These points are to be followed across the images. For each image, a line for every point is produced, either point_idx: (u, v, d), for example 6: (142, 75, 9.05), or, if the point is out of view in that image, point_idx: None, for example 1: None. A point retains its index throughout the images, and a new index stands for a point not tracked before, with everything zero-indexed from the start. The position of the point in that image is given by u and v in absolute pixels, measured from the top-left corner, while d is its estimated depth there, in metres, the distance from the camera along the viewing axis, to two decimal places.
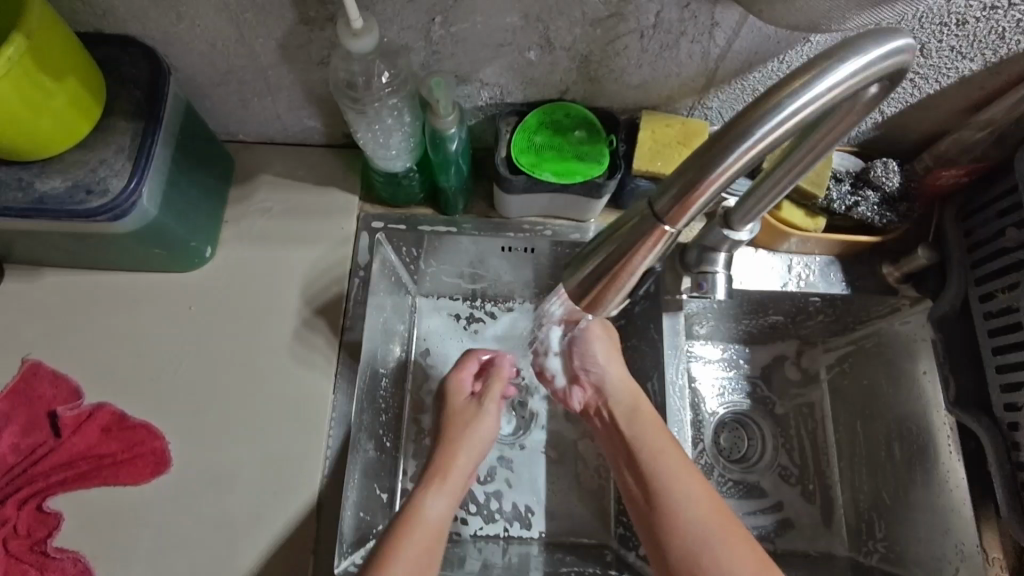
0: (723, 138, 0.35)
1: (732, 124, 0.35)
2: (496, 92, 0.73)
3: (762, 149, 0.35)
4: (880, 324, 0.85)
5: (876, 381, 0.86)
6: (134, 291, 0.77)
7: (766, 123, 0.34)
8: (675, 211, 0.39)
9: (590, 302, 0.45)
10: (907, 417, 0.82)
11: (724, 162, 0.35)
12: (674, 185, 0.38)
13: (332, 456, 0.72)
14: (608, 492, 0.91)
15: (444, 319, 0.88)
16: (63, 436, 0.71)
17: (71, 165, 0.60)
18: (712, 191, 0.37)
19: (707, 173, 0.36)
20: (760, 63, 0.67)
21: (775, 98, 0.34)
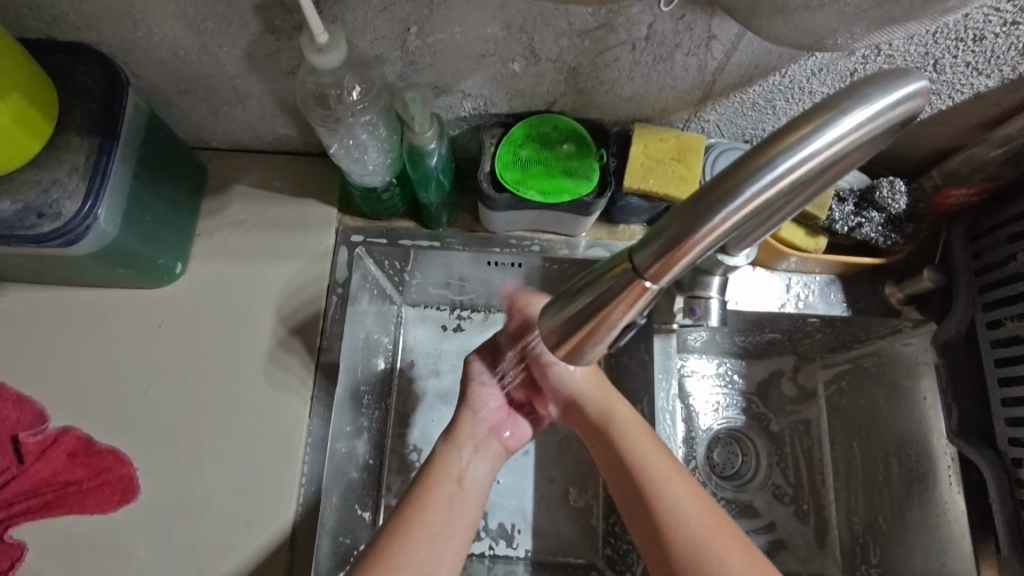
0: (709, 196, 0.32)
1: (717, 182, 0.32)
2: (479, 103, 0.68)
3: (753, 209, 0.32)
4: (880, 345, 0.83)
5: (874, 402, 0.84)
6: (102, 308, 0.74)
7: (756, 182, 0.31)
8: (656, 268, 0.35)
9: (567, 351, 0.43)
10: (907, 440, 0.80)
11: (709, 222, 0.32)
12: (656, 238, 0.34)
13: (307, 484, 0.69)
14: (597, 510, 0.88)
15: (429, 329, 0.84)
16: (26, 463, 0.68)
17: (21, 186, 0.57)
18: (697, 251, 0.33)
19: (690, 234, 0.32)
20: (760, 76, 0.62)
21: (767, 154, 0.30)
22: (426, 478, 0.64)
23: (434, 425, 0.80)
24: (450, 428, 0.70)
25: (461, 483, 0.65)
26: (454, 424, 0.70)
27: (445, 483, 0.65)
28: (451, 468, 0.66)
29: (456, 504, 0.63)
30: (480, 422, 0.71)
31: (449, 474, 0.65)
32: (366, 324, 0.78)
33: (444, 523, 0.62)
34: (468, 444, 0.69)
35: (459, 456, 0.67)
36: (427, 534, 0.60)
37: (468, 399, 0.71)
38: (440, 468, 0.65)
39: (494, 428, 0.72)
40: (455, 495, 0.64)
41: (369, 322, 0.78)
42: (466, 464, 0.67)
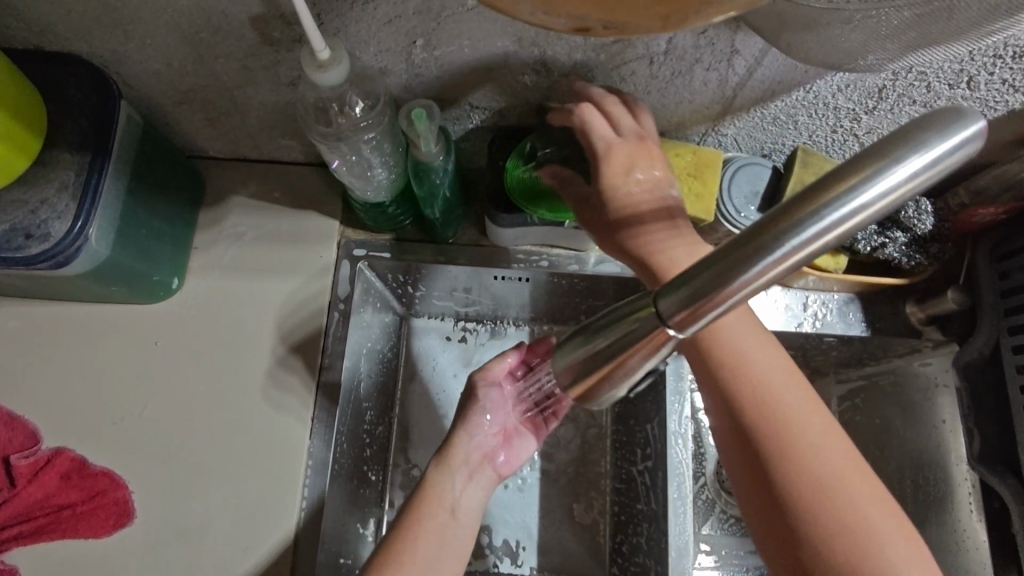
0: (745, 246, 0.29)
1: (756, 231, 0.29)
2: (488, 115, 0.66)
3: (794, 262, 0.29)
4: (898, 364, 0.80)
5: (890, 421, 0.82)
6: (97, 324, 0.72)
7: (799, 234, 0.28)
8: (682, 316, 0.32)
9: (580, 392, 0.41)
10: (924, 462, 0.78)
11: (747, 274, 0.29)
12: (685, 283, 0.32)
13: (307, 507, 0.67)
14: (603, 529, 0.86)
15: (433, 341, 0.83)
16: (18, 486, 0.66)
17: (8, 205, 0.54)
18: (730, 302, 0.31)
19: (724, 285, 0.30)
20: (784, 92, 0.59)
21: (814, 203, 0.27)
22: (416, 508, 0.62)
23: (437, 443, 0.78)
24: (442, 450, 0.67)
25: (454, 513, 0.63)
26: (446, 447, 0.67)
27: (437, 513, 0.62)
28: (442, 496, 0.63)
29: (449, 536, 0.61)
30: (473, 449, 0.68)
31: (442, 503, 0.62)
32: (368, 340, 0.76)
33: (432, 555, 0.59)
34: (461, 470, 0.66)
35: (452, 483, 0.64)
36: (417, 569, 0.58)
37: (465, 422, 0.69)
38: (430, 496, 0.63)
39: (487, 452, 0.69)
40: (447, 526, 0.61)
41: (370, 339, 0.76)
42: (458, 492, 0.64)
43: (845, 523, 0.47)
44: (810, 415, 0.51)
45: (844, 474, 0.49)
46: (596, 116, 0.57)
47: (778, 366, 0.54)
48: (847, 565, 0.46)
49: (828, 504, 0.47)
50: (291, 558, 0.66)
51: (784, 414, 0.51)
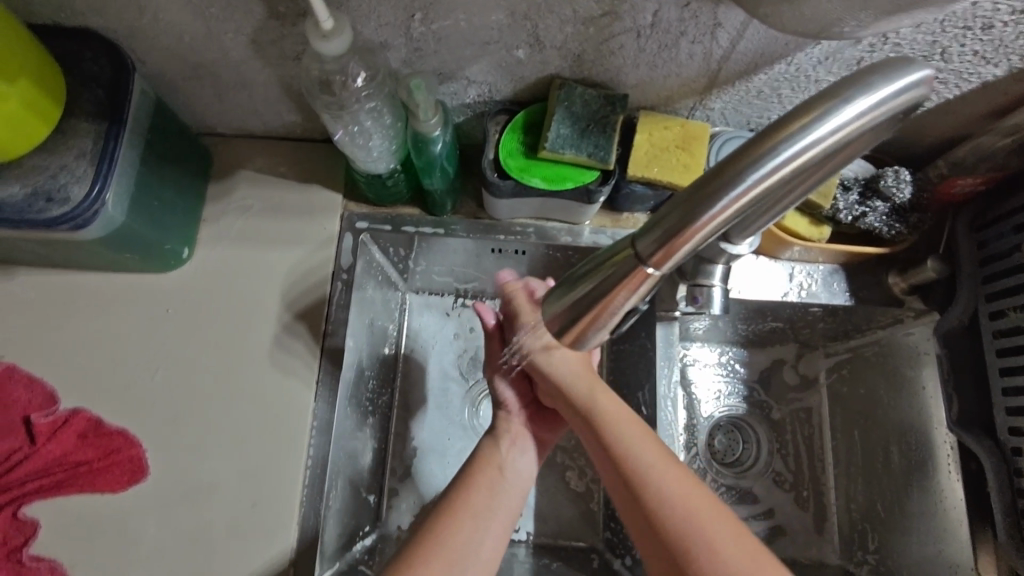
0: (711, 184, 0.33)
1: (718, 172, 0.33)
2: (484, 89, 0.68)
3: (754, 197, 0.33)
4: (882, 334, 0.84)
5: (875, 390, 0.85)
6: (111, 293, 0.75)
7: (756, 171, 0.32)
8: (658, 256, 0.36)
9: (566, 338, 0.43)
10: (908, 429, 0.82)
11: (712, 210, 0.33)
12: (657, 225, 0.35)
13: (312, 468, 0.70)
14: (597, 495, 0.89)
15: (434, 316, 0.86)
16: (38, 443, 0.69)
17: (29, 171, 0.57)
18: (700, 237, 0.34)
19: (692, 221, 0.33)
20: (766, 64, 0.62)
21: (772, 141, 0.31)
22: (468, 468, 0.66)
23: (436, 411, 0.82)
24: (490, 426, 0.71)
25: (503, 472, 0.66)
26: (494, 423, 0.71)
27: (487, 470, 0.65)
28: (490, 457, 0.67)
29: (497, 492, 0.64)
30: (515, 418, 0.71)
31: (491, 461, 0.66)
32: (371, 309, 0.79)
33: (474, 506, 0.62)
34: (507, 437, 0.69)
35: (500, 449, 0.68)
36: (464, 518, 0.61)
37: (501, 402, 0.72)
38: (480, 459, 0.66)
39: (531, 423, 0.72)
40: (497, 483, 0.64)
41: (372, 310, 0.79)
42: (506, 455, 0.68)
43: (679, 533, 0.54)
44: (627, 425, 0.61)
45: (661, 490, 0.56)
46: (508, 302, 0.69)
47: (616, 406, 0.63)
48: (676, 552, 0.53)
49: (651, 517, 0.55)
50: (297, 515, 0.69)
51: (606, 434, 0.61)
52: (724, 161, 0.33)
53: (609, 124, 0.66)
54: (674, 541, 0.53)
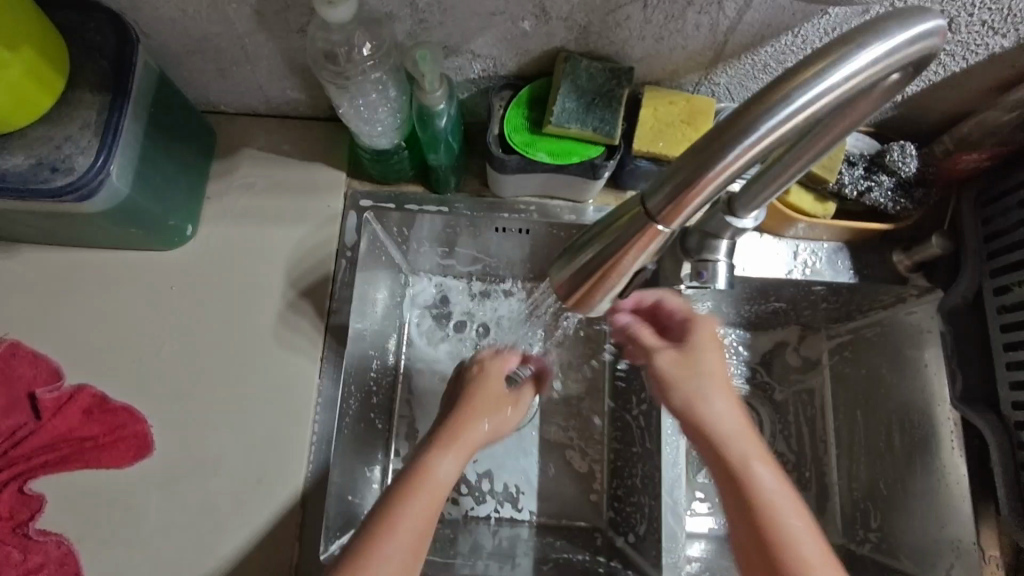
0: (723, 133, 0.33)
1: (732, 120, 0.33)
2: (488, 64, 0.68)
3: (765, 146, 0.33)
4: (883, 315, 0.82)
5: (876, 370, 0.83)
6: (114, 270, 0.75)
7: (772, 117, 0.32)
8: (668, 211, 0.37)
9: (576, 300, 0.44)
10: (910, 408, 0.79)
11: (723, 160, 0.33)
12: (667, 181, 0.36)
13: (316, 445, 0.70)
14: (601, 478, 0.89)
15: (436, 298, 0.87)
16: (44, 418, 0.69)
17: (34, 141, 0.57)
18: (712, 188, 0.35)
19: (704, 171, 0.34)
20: (772, 37, 0.62)
21: (783, 89, 0.32)
22: (408, 481, 0.58)
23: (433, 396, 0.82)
24: (448, 431, 0.64)
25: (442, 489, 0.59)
26: (453, 430, 0.63)
27: (424, 486, 0.58)
28: (433, 477, 0.59)
29: (413, 553, 0.54)
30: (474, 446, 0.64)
31: (432, 480, 0.58)
32: (376, 288, 0.79)
33: (414, 546, 0.55)
34: (458, 448, 0.62)
35: (444, 457, 0.61)
36: (401, 542, 0.54)
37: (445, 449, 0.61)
38: (423, 474, 0.59)
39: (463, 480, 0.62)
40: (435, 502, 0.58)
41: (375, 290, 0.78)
42: (446, 459, 0.61)
43: None
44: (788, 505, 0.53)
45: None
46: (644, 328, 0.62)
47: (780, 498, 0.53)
48: None
49: None
50: (302, 492, 0.69)
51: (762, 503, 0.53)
52: (736, 111, 0.33)
53: (614, 98, 0.66)
54: None
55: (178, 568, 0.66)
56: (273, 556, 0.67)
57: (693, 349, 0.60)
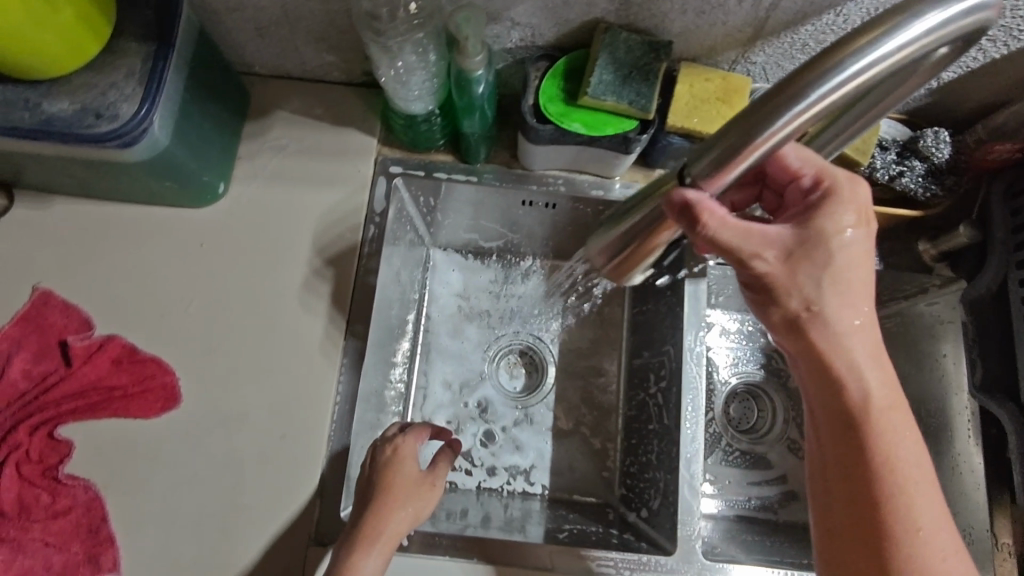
0: (772, 101, 0.34)
1: (781, 89, 0.34)
2: (527, 33, 0.69)
3: (812, 115, 0.34)
4: (903, 305, 0.82)
5: (895, 362, 0.84)
6: (145, 224, 0.76)
7: (823, 85, 0.33)
8: (711, 177, 0.37)
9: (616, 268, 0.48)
10: (926, 400, 0.80)
11: (771, 127, 0.34)
12: (712, 150, 0.37)
13: (341, 404, 0.71)
14: (613, 454, 0.90)
15: (457, 269, 0.95)
16: (73, 365, 0.70)
17: (79, 87, 0.57)
18: (756, 156, 0.36)
19: (751, 139, 0.35)
20: (814, 15, 0.62)
21: (835, 57, 0.33)
22: None
23: (450, 360, 0.91)
24: (362, 530, 0.58)
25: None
26: (371, 525, 0.58)
27: None
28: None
29: None
30: (400, 533, 0.59)
31: None
32: (396, 254, 0.80)
33: None
34: (380, 543, 0.58)
35: (367, 554, 0.57)
36: None
37: (364, 546, 0.57)
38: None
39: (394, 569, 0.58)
40: None
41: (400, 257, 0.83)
42: (370, 551, 0.57)
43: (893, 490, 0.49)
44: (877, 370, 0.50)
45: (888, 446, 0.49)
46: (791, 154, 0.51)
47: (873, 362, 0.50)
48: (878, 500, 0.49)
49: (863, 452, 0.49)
50: (325, 449, 0.69)
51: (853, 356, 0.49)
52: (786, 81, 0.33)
53: (652, 71, 0.66)
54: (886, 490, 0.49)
55: (203, 517, 0.67)
56: (294, 510, 0.68)
57: (839, 227, 0.49)
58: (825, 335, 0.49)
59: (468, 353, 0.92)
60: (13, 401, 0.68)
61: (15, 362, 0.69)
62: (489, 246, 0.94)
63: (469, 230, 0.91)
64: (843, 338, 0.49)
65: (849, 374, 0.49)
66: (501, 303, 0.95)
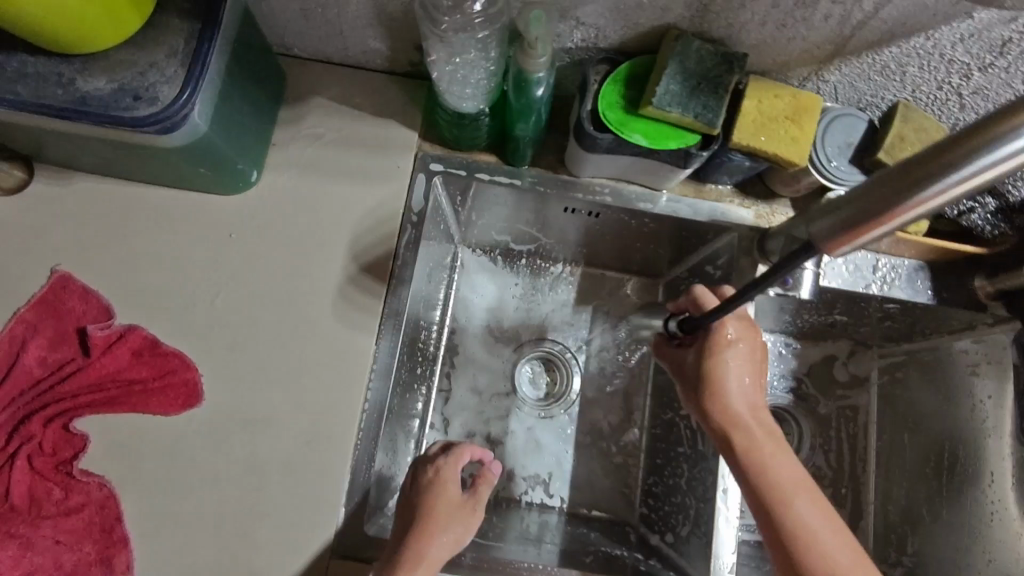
0: (905, 178, 0.40)
1: (914, 165, 0.40)
2: (590, 34, 0.64)
3: (956, 188, 0.39)
4: (941, 341, 0.81)
5: (929, 396, 0.83)
6: (171, 209, 0.72)
7: (973, 163, 0.37)
8: (848, 237, 0.42)
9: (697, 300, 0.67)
10: (956, 436, 0.80)
11: (913, 200, 0.40)
12: (841, 215, 0.43)
13: (370, 411, 0.68)
14: (635, 471, 0.87)
15: (485, 270, 0.91)
16: (92, 356, 0.67)
17: (117, 65, 0.53)
18: (892, 222, 0.41)
19: (885, 208, 0.41)
20: (903, 36, 0.58)
21: (1002, 125, 0.36)
22: None
23: (475, 365, 0.88)
24: (402, 555, 0.58)
25: None
26: (411, 550, 0.58)
27: None
28: None
29: None
30: (439, 559, 0.59)
31: None
32: (427, 253, 0.76)
33: None
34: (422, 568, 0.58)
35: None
36: None
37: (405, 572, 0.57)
38: None
39: None
40: None
41: (428, 256, 0.79)
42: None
43: (804, 545, 0.56)
44: (773, 447, 0.61)
45: (788, 507, 0.58)
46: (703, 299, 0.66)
47: (770, 440, 0.61)
48: (794, 554, 0.56)
49: (771, 513, 0.58)
50: (352, 458, 0.67)
51: (746, 438, 0.61)
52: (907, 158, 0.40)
53: (722, 84, 0.62)
54: (801, 548, 0.56)
55: (222, 522, 0.64)
56: (316, 519, 0.65)
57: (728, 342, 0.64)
58: (724, 425, 0.62)
59: (495, 359, 0.89)
60: (28, 389, 0.66)
61: (30, 349, 0.67)
62: (520, 248, 0.91)
63: (502, 232, 0.87)
64: (741, 440, 0.61)
65: (754, 476, 0.59)
66: (529, 310, 0.91)
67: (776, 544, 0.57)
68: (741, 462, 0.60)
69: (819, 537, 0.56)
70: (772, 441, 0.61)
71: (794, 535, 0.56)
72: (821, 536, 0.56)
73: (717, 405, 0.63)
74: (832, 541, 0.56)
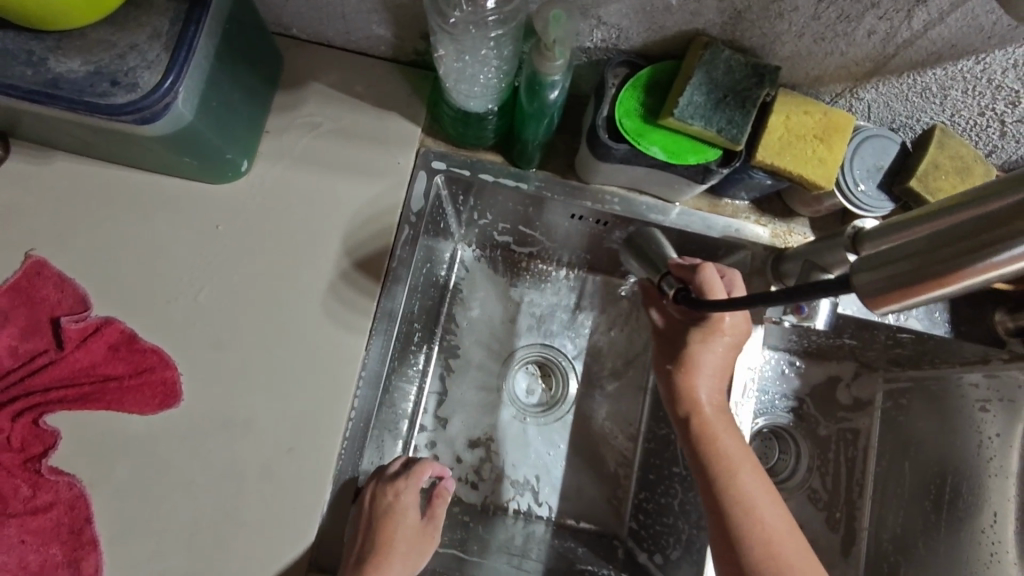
0: (983, 237, 0.35)
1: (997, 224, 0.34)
2: (611, 35, 0.60)
3: None
4: (944, 371, 0.78)
5: (932, 425, 0.78)
6: (154, 195, 0.68)
7: None
8: (899, 293, 0.37)
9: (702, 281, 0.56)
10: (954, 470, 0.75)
11: (985, 262, 0.35)
12: (898, 267, 0.37)
13: (355, 419, 0.65)
14: (627, 484, 0.82)
15: (484, 270, 0.87)
16: (66, 349, 0.63)
17: (95, 45, 0.49)
18: (954, 284, 0.36)
19: (950, 269, 0.36)
20: (951, 59, 0.54)
21: None
22: None
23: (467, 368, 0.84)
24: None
25: None
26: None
27: None
28: None
29: None
30: None
31: None
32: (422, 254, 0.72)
33: None
34: None
35: None
36: None
37: None
38: None
39: None
40: None
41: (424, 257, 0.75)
42: None
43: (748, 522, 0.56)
44: (729, 431, 0.61)
45: (739, 486, 0.57)
46: (711, 278, 0.57)
47: (728, 425, 0.61)
48: (740, 532, 0.56)
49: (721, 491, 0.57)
50: (333, 467, 0.64)
51: (707, 419, 0.61)
52: (980, 220, 0.35)
53: (750, 99, 0.58)
54: (744, 525, 0.56)
55: (195, 528, 0.61)
56: (291, 528, 0.62)
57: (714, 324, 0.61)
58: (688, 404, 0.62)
59: (488, 363, 0.85)
60: None
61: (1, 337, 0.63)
62: (521, 250, 0.86)
63: (502, 232, 0.82)
64: (703, 419, 0.61)
65: (702, 445, 0.60)
66: (528, 316, 0.86)
67: (715, 511, 0.57)
68: (691, 431, 0.61)
69: (754, 504, 0.57)
70: (729, 425, 0.62)
71: (742, 513, 0.56)
72: (763, 514, 0.56)
73: (686, 382, 0.62)
74: (768, 510, 0.57)
